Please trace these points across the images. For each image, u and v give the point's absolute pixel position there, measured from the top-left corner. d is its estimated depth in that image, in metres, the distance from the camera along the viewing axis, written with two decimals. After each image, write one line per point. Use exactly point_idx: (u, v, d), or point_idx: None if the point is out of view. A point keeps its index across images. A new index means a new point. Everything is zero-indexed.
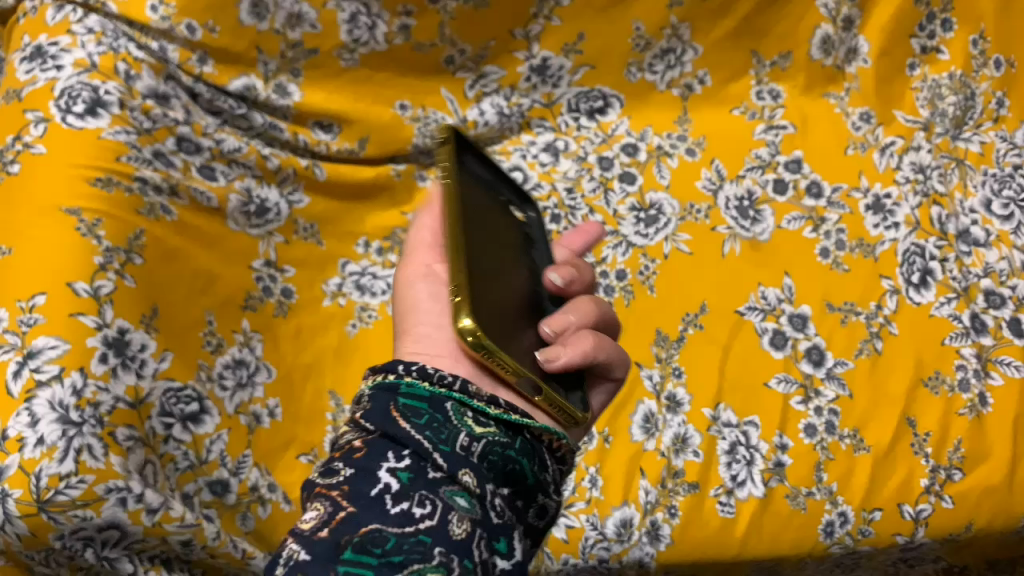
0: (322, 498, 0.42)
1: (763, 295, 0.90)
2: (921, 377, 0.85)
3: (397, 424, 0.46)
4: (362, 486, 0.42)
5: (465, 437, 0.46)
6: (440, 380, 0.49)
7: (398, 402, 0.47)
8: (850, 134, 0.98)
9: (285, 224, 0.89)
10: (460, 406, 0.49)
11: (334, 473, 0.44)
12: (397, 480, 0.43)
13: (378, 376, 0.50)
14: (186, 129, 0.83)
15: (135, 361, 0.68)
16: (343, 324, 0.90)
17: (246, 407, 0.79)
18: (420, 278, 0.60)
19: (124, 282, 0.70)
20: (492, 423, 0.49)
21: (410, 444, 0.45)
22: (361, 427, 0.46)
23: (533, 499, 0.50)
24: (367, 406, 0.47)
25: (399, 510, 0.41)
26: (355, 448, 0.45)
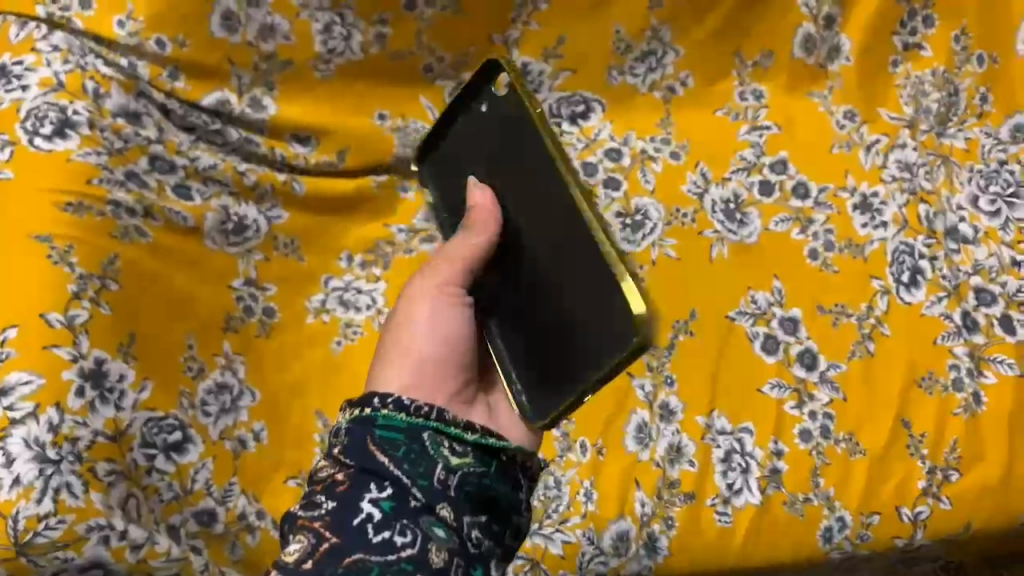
0: (306, 530, 0.51)
1: (754, 298, 0.89)
2: (915, 377, 0.85)
3: (375, 458, 0.53)
4: (347, 518, 0.51)
5: (441, 471, 0.54)
6: (416, 411, 0.56)
7: (376, 436, 0.54)
8: (835, 132, 0.97)
9: (265, 241, 0.85)
10: (438, 436, 0.56)
11: (317, 506, 0.52)
12: (379, 509, 0.51)
13: (354, 411, 0.56)
14: (160, 148, 0.80)
15: (113, 392, 0.66)
16: (328, 342, 0.86)
17: (230, 432, 0.76)
18: (430, 302, 0.64)
19: (100, 310, 0.67)
20: (468, 453, 0.57)
21: (390, 478, 0.53)
22: (340, 461, 0.54)
23: (509, 520, 0.58)
24: (344, 440, 0.54)
25: (381, 538, 0.50)
26: (337, 481, 0.53)
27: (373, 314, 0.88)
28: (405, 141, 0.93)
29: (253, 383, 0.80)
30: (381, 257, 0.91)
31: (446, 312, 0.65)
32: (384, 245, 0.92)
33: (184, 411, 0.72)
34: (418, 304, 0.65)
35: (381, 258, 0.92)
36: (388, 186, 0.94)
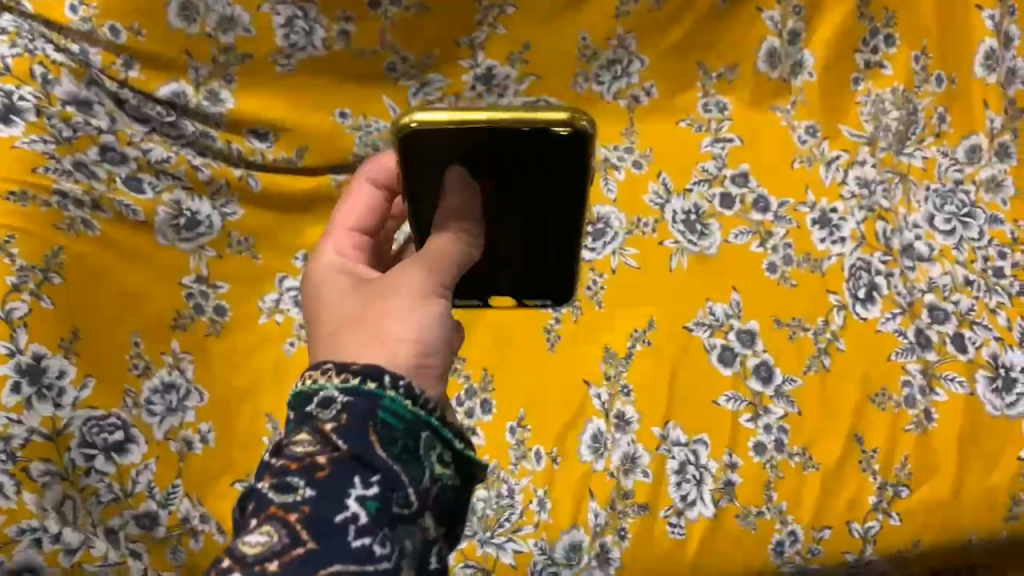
0: (275, 520, 0.39)
1: (711, 310, 0.88)
2: (869, 395, 0.85)
3: (372, 448, 0.41)
4: (327, 512, 0.39)
5: (429, 478, 0.43)
6: (425, 402, 0.45)
7: (378, 420, 0.42)
8: (796, 147, 0.98)
9: (218, 237, 0.84)
10: (434, 438, 0.44)
11: (291, 490, 0.40)
12: (365, 511, 0.40)
13: (349, 378, 0.44)
14: (111, 138, 0.78)
15: (52, 389, 0.64)
16: (280, 343, 0.84)
17: (176, 432, 0.73)
18: (420, 295, 0.50)
19: (40, 304, 0.65)
20: (451, 465, 0.45)
21: (383, 471, 0.41)
22: (328, 437, 0.41)
23: (458, 543, 0.47)
24: (343, 414, 0.42)
25: (360, 545, 0.39)
26: (316, 463, 0.41)
27: None
28: (366, 139, 0.91)
29: (201, 383, 0.78)
30: None
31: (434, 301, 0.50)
32: None
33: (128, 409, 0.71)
34: (404, 291, 0.50)
35: None
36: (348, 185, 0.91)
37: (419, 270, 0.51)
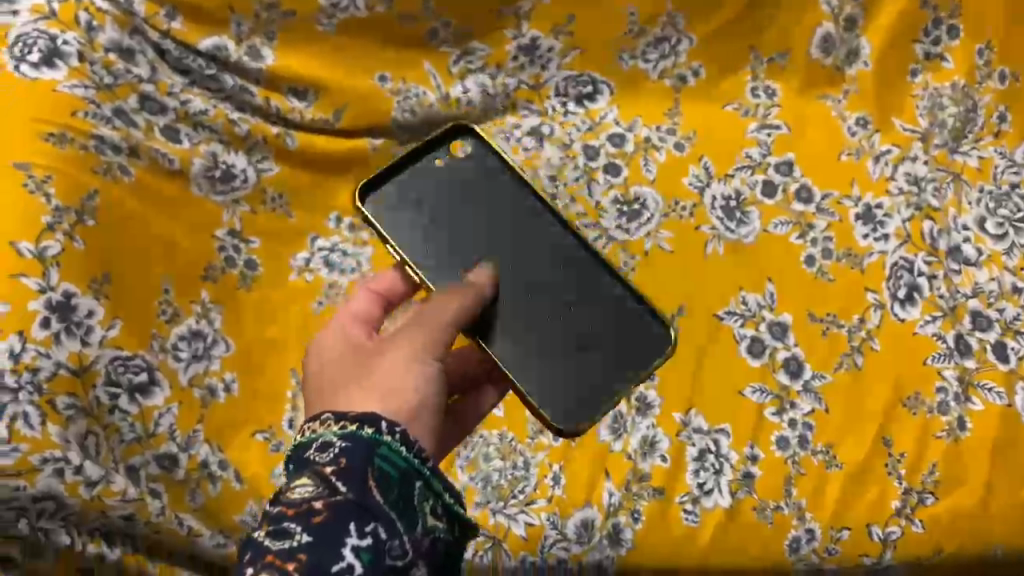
0: (274, 566, 0.42)
1: (744, 300, 0.87)
2: (900, 397, 0.83)
3: (370, 493, 0.45)
4: (323, 559, 0.42)
5: (422, 528, 0.47)
6: (416, 450, 0.49)
7: (375, 471, 0.46)
8: (845, 139, 0.95)
9: (252, 193, 0.85)
10: (427, 489, 0.48)
11: (287, 536, 0.43)
12: (359, 560, 0.43)
13: (347, 425, 0.49)
14: (151, 88, 0.79)
15: (80, 328, 0.65)
16: (309, 301, 0.86)
17: (200, 379, 0.75)
18: (412, 357, 0.56)
19: (73, 244, 0.66)
20: (444, 518, 0.49)
21: (377, 519, 0.44)
22: (329, 480, 0.45)
23: None
24: (341, 457, 0.46)
25: None
26: (314, 507, 0.44)
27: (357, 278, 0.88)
28: (405, 104, 0.92)
29: (228, 332, 0.80)
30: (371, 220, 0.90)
31: (424, 363, 0.56)
32: None
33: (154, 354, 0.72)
34: (399, 352, 0.56)
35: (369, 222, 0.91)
36: (385, 148, 0.91)
37: (414, 335, 0.57)
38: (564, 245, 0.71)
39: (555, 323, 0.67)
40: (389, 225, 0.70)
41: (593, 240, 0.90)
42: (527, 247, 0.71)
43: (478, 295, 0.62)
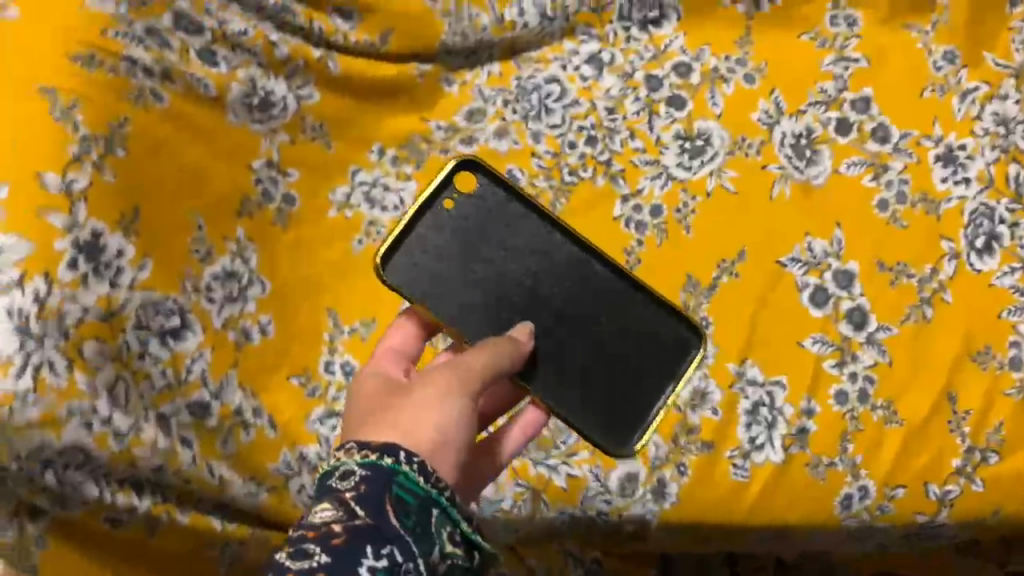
0: None
1: (809, 246, 0.81)
2: (968, 351, 0.77)
3: (387, 518, 0.41)
4: None
5: (437, 555, 0.43)
6: (435, 480, 0.45)
7: (392, 495, 0.43)
8: (929, 74, 0.87)
9: (291, 121, 0.82)
10: (444, 517, 0.45)
11: (307, 557, 0.39)
12: None
13: (368, 454, 0.44)
14: (185, 5, 0.73)
15: (110, 268, 0.62)
16: (348, 238, 0.84)
17: (235, 320, 0.73)
18: (443, 393, 0.51)
19: (102, 178, 0.63)
20: (459, 546, 0.45)
21: (396, 542, 0.41)
22: (348, 504, 0.42)
23: None
24: (361, 483, 0.43)
25: None
26: (331, 531, 0.40)
27: (398, 215, 0.85)
28: (456, 28, 0.88)
29: (264, 273, 0.77)
30: (414, 155, 0.88)
31: (453, 400, 0.51)
32: (419, 141, 0.88)
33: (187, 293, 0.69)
34: (429, 389, 0.51)
35: (414, 155, 0.88)
36: (431, 78, 0.89)
37: (447, 373, 0.52)
38: (589, 265, 0.67)
39: (590, 351, 0.65)
40: (415, 283, 0.64)
41: (652, 182, 0.85)
42: (553, 277, 0.67)
43: (516, 350, 0.58)
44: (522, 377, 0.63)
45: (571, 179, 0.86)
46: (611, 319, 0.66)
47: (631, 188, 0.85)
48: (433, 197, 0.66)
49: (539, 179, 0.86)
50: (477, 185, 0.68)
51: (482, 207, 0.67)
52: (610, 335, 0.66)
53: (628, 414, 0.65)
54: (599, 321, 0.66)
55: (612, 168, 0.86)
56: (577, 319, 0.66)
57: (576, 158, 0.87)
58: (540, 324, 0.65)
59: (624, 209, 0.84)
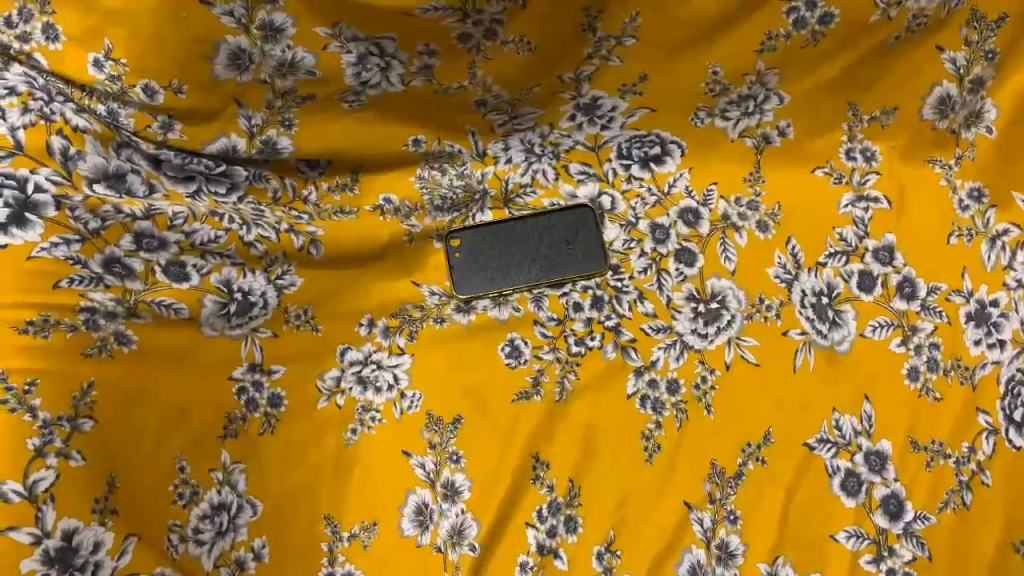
0: None
1: (838, 424, 0.75)
2: (1009, 542, 0.67)
3: None
4: None
5: None
6: None
7: None
8: (955, 216, 0.79)
9: (274, 316, 0.73)
10: None
11: None
12: None
13: None
14: (147, 224, 0.65)
15: (84, 570, 0.54)
16: (341, 430, 0.73)
17: (227, 557, 0.62)
18: None
19: (69, 463, 0.55)
20: None
21: None
22: None
23: None
24: None
25: None
26: None
27: (393, 398, 0.77)
28: (453, 186, 0.86)
29: (255, 493, 0.66)
30: (408, 325, 0.81)
31: None
32: (412, 309, 0.81)
33: (171, 549, 0.59)
34: None
35: (405, 323, 0.81)
36: (422, 238, 0.84)
37: None
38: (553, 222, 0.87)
39: (549, 248, 0.86)
40: (414, 293, 0.82)
41: (666, 352, 0.81)
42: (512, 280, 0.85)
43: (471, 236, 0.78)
44: (478, 244, 0.86)
45: (579, 348, 0.82)
46: (565, 228, 0.87)
47: (645, 360, 0.81)
48: (442, 236, 0.85)
49: (545, 351, 0.81)
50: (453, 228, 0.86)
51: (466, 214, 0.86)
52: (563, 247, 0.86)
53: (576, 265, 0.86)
54: (557, 242, 0.86)
55: (622, 337, 0.82)
56: (544, 240, 0.87)
57: (582, 324, 0.83)
58: (508, 234, 0.87)
59: (638, 384, 0.79)
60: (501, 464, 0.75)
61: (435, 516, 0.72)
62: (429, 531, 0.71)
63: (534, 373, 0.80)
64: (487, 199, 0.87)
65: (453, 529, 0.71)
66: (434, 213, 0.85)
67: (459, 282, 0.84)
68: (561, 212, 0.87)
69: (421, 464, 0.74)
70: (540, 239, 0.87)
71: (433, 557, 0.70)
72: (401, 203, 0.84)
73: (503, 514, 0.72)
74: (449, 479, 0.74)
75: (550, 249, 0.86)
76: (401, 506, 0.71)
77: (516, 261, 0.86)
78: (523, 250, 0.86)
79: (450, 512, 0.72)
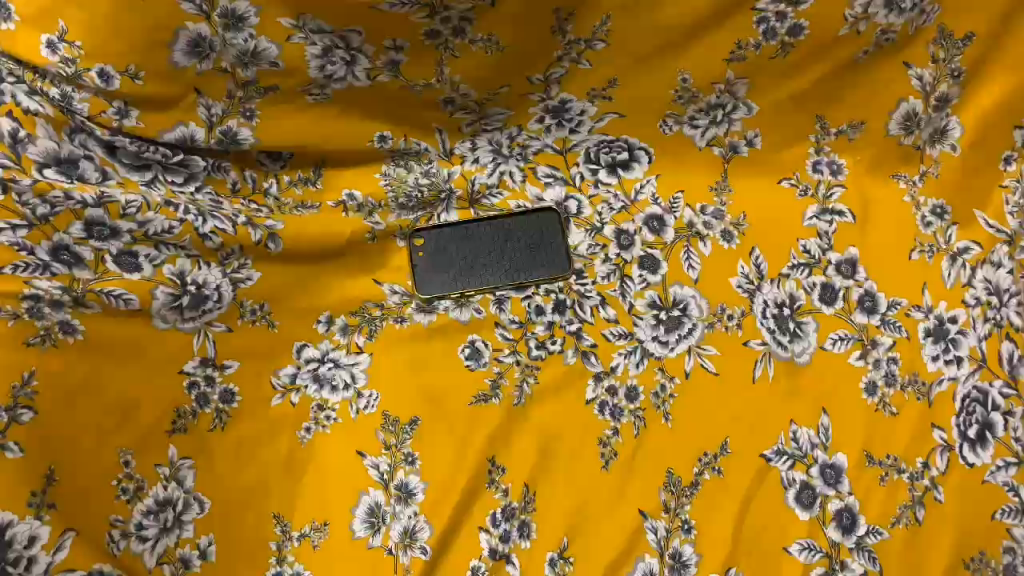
0: None
1: (794, 436, 0.75)
2: (961, 555, 0.69)
3: None
4: None
5: None
6: None
7: None
8: (917, 232, 0.80)
9: (229, 309, 0.72)
10: None
11: None
12: None
13: None
14: (99, 212, 0.64)
15: (17, 564, 0.52)
16: (294, 428, 0.72)
17: (171, 555, 0.60)
18: None
19: (5, 455, 0.54)
20: None
21: None
22: None
23: None
24: None
25: None
26: None
27: (350, 397, 0.76)
28: (417, 183, 0.85)
29: (203, 490, 0.64)
30: (367, 323, 0.80)
31: None
32: (372, 307, 0.80)
33: (112, 546, 0.57)
34: None
35: (366, 322, 0.80)
36: (384, 237, 0.83)
37: None
38: (517, 222, 0.87)
39: (513, 248, 0.86)
40: (375, 293, 0.81)
41: (626, 359, 0.81)
42: (475, 278, 0.85)
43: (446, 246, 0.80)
44: (443, 241, 0.85)
45: (540, 352, 0.81)
46: (530, 229, 0.87)
47: (605, 366, 0.81)
48: (408, 233, 0.85)
49: (504, 355, 0.81)
50: (421, 225, 0.85)
51: (434, 212, 0.86)
52: (527, 248, 0.86)
53: (538, 268, 0.86)
54: (521, 243, 0.86)
55: (583, 342, 0.82)
56: (508, 240, 0.86)
57: (543, 328, 0.83)
58: (472, 232, 0.87)
59: (597, 390, 0.79)
60: (459, 466, 0.74)
61: (387, 518, 0.71)
62: (380, 533, 0.70)
63: (493, 376, 0.79)
64: (452, 199, 0.86)
65: (405, 531, 0.70)
66: (399, 207, 0.85)
67: (423, 278, 0.84)
68: (527, 213, 0.87)
69: (375, 464, 0.73)
70: (504, 239, 0.86)
71: (384, 559, 0.69)
72: (364, 200, 0.83)
73: (457, 516, 0.71)
74: (403, 481, 0.73)
75: (514, 249, 0.86)
76: (354, 507, 0.70)
77: (480, 260, 0.86)
78: (488, 250, 0.86)
79: (402, 514, 0.71)
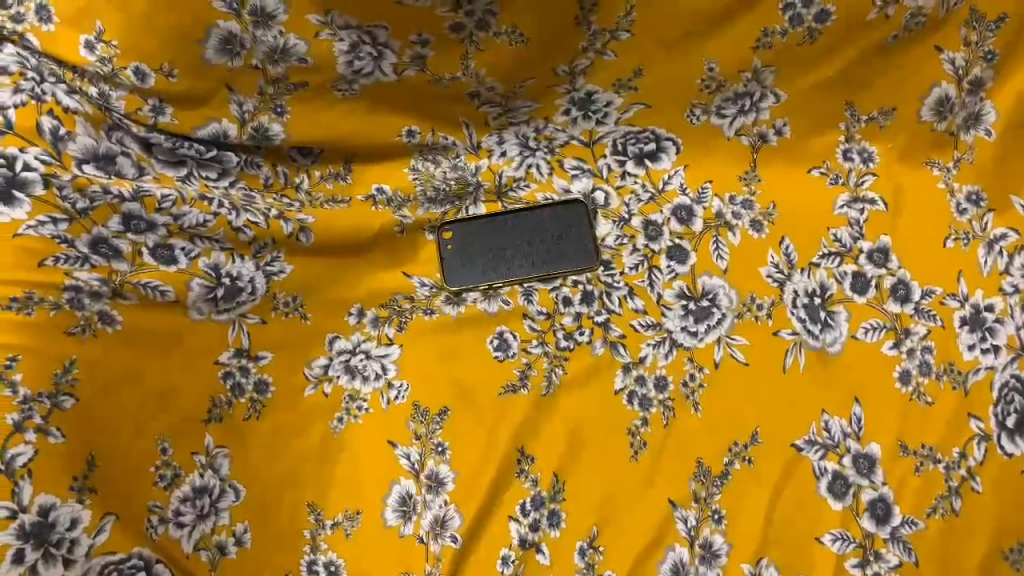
0: None
1: (827, 426, 0.74)
2: (1000, 547, 0.65)
3: None
4: None
5: None
6: None
7: None
8: (951, 218, 0.78)
9: (262, 302, 0.74)
10: None
11: None
12: None
13: None
14: (135, 206, 0.66)
15: (60, 546, 0.54)
16: (327, 419, 0.73)
17: (207, 541, 0.62)
18: None
19: (48, 440, 0.56)
20: None
21: None
22: None
23: None
24: None
25: None
26: None
27: (381, 387, 0.77)
28: (445, 177, 0.86)
29: (239, 478, 0.66)
30: (397, 315, 0.81)
31: None
32: (402, 299, 0.82)
33: (151, 530, 0.59)
34: None
35: (396, 315, 0.81)
36: (413, 230, 0.84)
37: None
38: (545, 217, 0.87)
39: (539, 243, 0.86)
40: (405, 287, 0.82)
41: (655, 349, 0.81)
42: (500, 272, 0.85)
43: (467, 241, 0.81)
44: (470, 235, 0.86)
45: (567, 343, 0.82)
46: (558, 224, 0.87)
47: (633, 356, 0.81)
48: (436, 226, 0.86)
49: (533, 345, 0.81)
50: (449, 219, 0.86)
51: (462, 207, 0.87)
52: (553, 242, 0.86)
53: (564, 263, 0.86)
54: (548, 238, 0.86)
55: (612, 333, 0.82)
56: (535, 235, 0.87)
57: (571, 319, 0.83)
58: (500, 226, 0.87)
59: (626, 380, 0.79)
60: (488, 457, 0.75)
61: (418, 507, 0.71)
62: (412, 521, 0.71)
63: (522, 367, 0.80)
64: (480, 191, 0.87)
65: (435, 520, 0.71)
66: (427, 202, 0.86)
67: (450, 271, 0.85)
68: (555, 208, 0.88)
69: (406, 454, 0.74)
70: (531, 234, 0.87)
71: (415, 547, 0.70)
72: (393, 193, 0.84)
73: (487, 505, 0.72)
74: (433, 471, 0.74)
75: (540, 243, 0.86)
76: (385, 496, 0.71)
77: (506, 254, 0.86)
78: (515, 245, 0.87)
79: (433, 503, 0.72)
